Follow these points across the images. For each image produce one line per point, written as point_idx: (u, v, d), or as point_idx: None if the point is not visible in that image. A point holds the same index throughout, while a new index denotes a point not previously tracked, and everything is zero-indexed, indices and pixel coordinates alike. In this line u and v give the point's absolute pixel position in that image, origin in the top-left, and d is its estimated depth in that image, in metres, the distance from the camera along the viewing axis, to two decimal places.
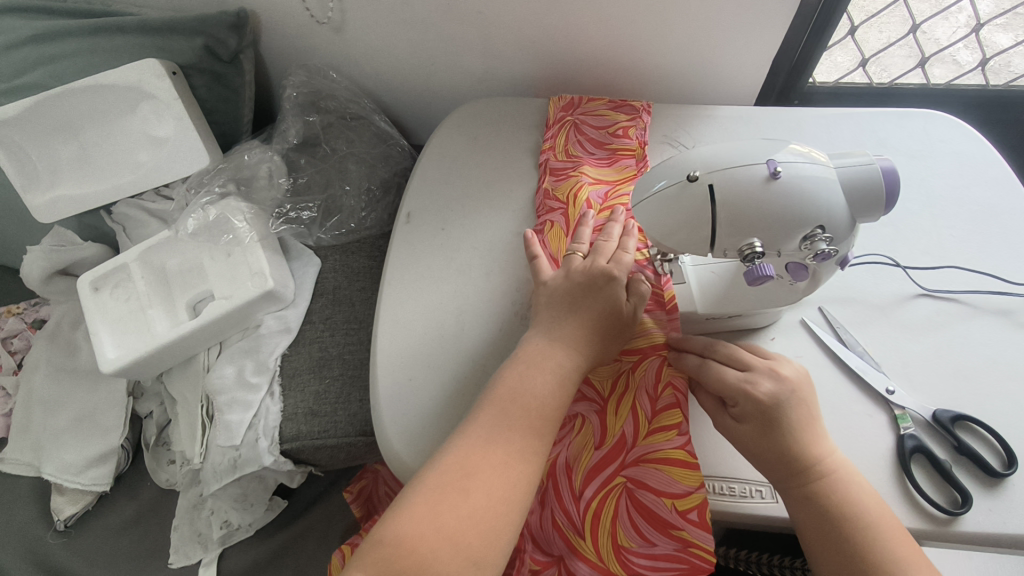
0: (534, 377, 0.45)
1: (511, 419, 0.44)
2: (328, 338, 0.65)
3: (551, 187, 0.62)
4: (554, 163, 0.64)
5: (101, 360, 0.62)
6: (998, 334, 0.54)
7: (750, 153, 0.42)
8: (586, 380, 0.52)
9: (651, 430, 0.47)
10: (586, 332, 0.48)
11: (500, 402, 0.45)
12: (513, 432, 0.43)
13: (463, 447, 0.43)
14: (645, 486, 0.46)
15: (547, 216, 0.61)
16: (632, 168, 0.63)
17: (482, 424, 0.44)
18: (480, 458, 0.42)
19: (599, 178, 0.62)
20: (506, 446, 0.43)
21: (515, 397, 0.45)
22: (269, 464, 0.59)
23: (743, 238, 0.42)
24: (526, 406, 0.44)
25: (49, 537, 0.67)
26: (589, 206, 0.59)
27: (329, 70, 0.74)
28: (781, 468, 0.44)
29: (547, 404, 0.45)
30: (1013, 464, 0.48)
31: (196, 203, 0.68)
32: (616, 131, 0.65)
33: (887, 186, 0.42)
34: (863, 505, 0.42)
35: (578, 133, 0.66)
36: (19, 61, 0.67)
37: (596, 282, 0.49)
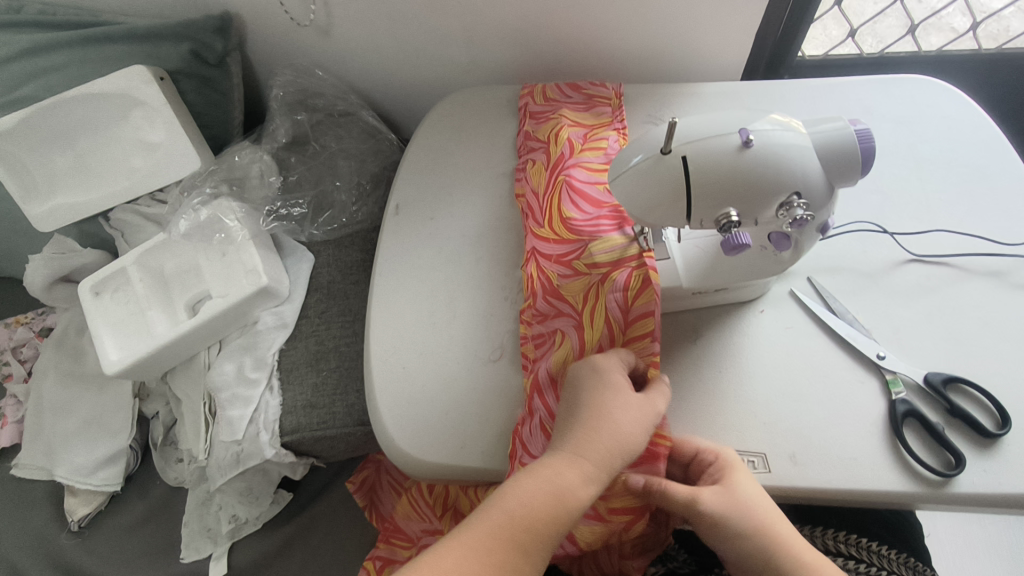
0: (527, 494, 0.42)
1: (496, 543, 0.40)
2: (324, 331, 0.65)
3: (531, 129, 0.66)
4: (533, 107, 0.68)
5: (104, 362, 0.63)
6: (990, 297, 0.54)
7: (722, 123, 0.42)
8: (558, 296, 0.55)
9: (630, 340, 0.50)
10: (597, 458, 0.43)
11: (487, 517, 0.41)
12: (498, 549, 0.40)
13: (438, 557, 0.40)
14: None
15: (530, 155, 0.64)
16: (609, 114, 0.65)
17: (467, 536, 0.41)
18: (443, 565, 0.40)
19: (578, 121, 0.64)
20: (484, 565, 0.40)
21: (507, 520, 0.41)
22: (270, 456, 0.60)
23: (719, 208, 0.42)
24: (514, 525, 0.41)
25: (64, 537, 0.69)
26: (569, 144, 0.61)
27: (315, 68, 0.74)
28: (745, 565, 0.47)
29: (535, 521, 0.41)
30: (1007, 424, 0.48)
31: (187, 204, 0.68)
32: (592, 82, 0.69)
33: (861, 150, 0.42)
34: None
35: (556, 84, 0.70)
36: (12, 75, 0.69)
37: (613, 391, 0.45)
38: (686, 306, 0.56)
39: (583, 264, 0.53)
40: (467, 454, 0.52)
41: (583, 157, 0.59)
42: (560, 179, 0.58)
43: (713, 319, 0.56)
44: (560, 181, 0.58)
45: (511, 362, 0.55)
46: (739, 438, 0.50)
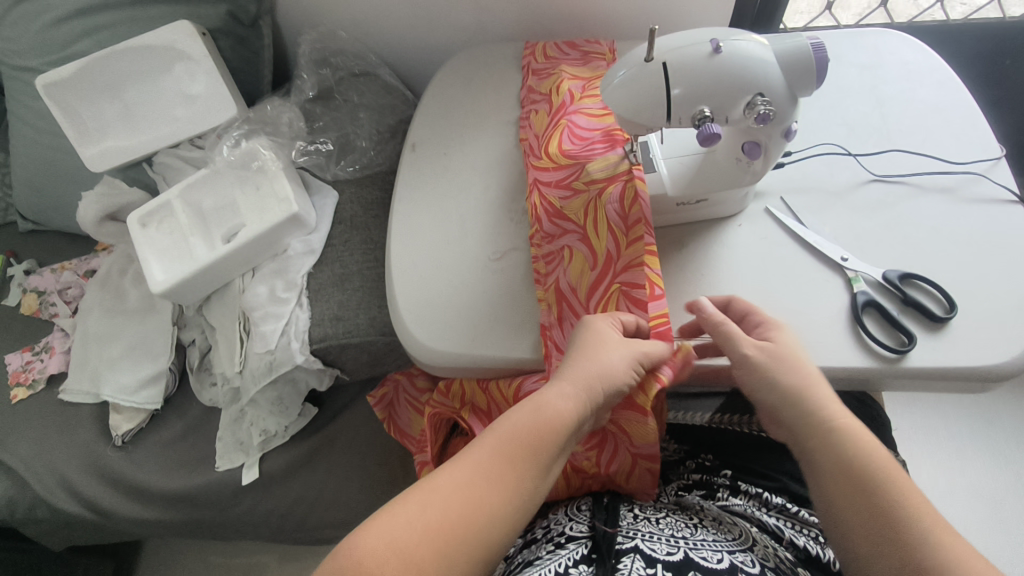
0: (525, 413, 0.44)
1: (494, 460, 0.42)
2: (348, 257, 0.72)
3: (535, 83, 0.73)
4: (535, 65, 0.75)
5: (152, 282, 0.70)
6: (943, 208, 0.61)
7: (696, 36, 0.49)
8: (563, 216, 0.61)
9: (629, 242, 0.55)
10: (583, 383, 0.46)
11: (487, 437, 0.44)
12: (494, 466, 0.42)
13: (439, 473, 0.42)
14: (635, 286, 0.53)
15: (532, 106, 0.71)
16: (603, 68, 0.73)
17: (466, 455, 0.43)
18: (440, 479, 0.41)
19: (577, 75, 0.71)
20: (483, 480, 0.41)
21: (506, 437, 0.43)
22: (301, 362, 0.67)
23: (694, 107, 0.49)
24: (514, 440, 0.43)
25: (108, 450, 0.76)
26: (569, 94, 0.68)
27: (338, 30, 0.82)
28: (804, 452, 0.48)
29: (530, 434, 0.43)
30: (954, 309, 0.55)
31: (228, 134, 0.78)
32: (588, 41, 0.76)
33: (817, 59, 0.49)
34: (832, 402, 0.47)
35: (554, 43, 0.77)
36: (68, 34, 0.77)
37: (594, 334, 0.49)
38: (671, 222, 0.63)
39: (582, 182, 0.60)
40: (478, 344, 0.58)
41: (583, 104, 0.67)
42: (562, 121, 0.65)
43: (697, 232, 0.63)
44: (562, 123, 0.65)
45: (515, 270, 0.62)
46: None
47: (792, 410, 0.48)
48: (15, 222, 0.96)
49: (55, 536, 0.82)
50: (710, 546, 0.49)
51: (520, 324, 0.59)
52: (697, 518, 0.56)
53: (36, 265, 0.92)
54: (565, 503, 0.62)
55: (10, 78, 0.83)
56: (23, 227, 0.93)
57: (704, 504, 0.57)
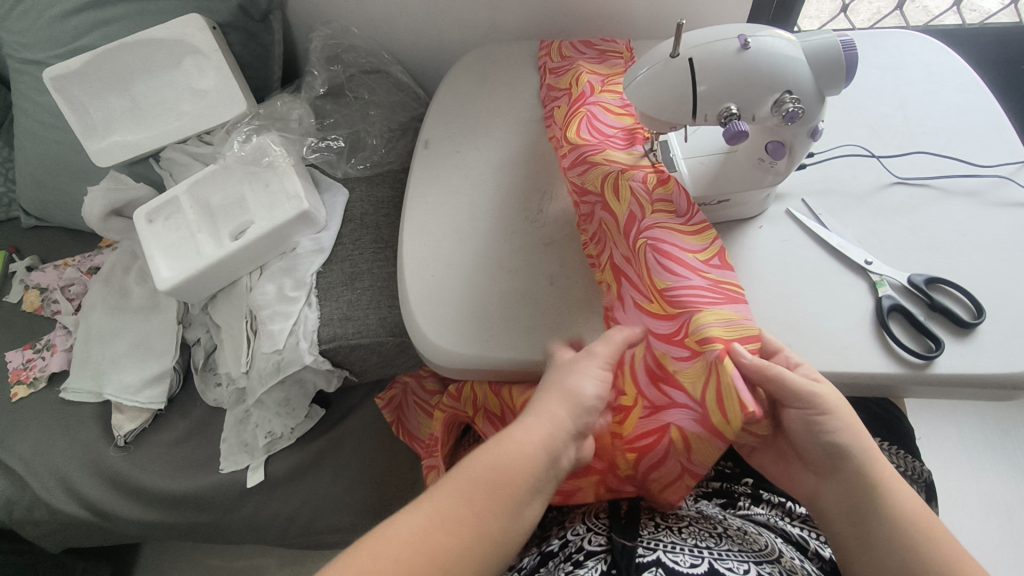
0: (492, 458, 0.43)
1: (456, 506, 0.41)
2: (358, 256, 0.71)
3: (553, 82, 0.72)
4: (551, 64, 0.74)
5: (158, 279, 0.69)
6: (968, 212, 0.59)
7: (723, 31, 0.48)
8: (585, 190, 0.60)
9: (653, 207, 0.54)
10: (555, 417, 0.45)
11: (454, 482, 0.43)
12: (470, 514, 0.41)
13: (398, 519, 0.41)
14: (666, 241, 0.52)
15: (554, 104, 0.70)
16: (621, 66, 0.72)
17: (431, 500, 0.42)
18: (399, 528, 0.40)
19: (596, 71, 0.70)
20: (443, 529, 0.40)
21: (473, 482, 0.42)
22: (309, 363, 0.66)
23: (721, 104, 0.48)
24: (482, 486, 0.42)
25: (110, 450, 0.74)
26: (589, 86, 0.67)
27: (350, 26, 0.81)
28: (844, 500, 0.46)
29: (496, 478, 0.42)
30: (982, 314, 0.53)
31: (238, 129, 0.76)
32: (605, 40, 0.75)
33: (847, 57, 0.48)
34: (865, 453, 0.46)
35: (569, 43, 0.76)
36: (76, 27, 0.76)
37: (565, 365, 0.49)
38: None
39: (601, 158, 0.60)
40: (493, 345, 0.57)
41: (603, 97, 0.67)
42: (581, 110, 0.65)
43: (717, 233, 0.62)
44: (581, 112, 0.65)
45: (530, 271, 0.60)
46: None
47: (841, 457, 0.46)
48: (16, 218, 0.95)
49: (52, 539, 0.80)
50: (736, 555, 0.48)
51: (537, 325, 0.57)
52: (721, 527, 0.54)
53: (38, 261, 0.90)
54: (581, 513, 0.59)
55: (16, 71, 0.81)
56: (26, 222, 0.92)
57: (724, 515, 0.56)
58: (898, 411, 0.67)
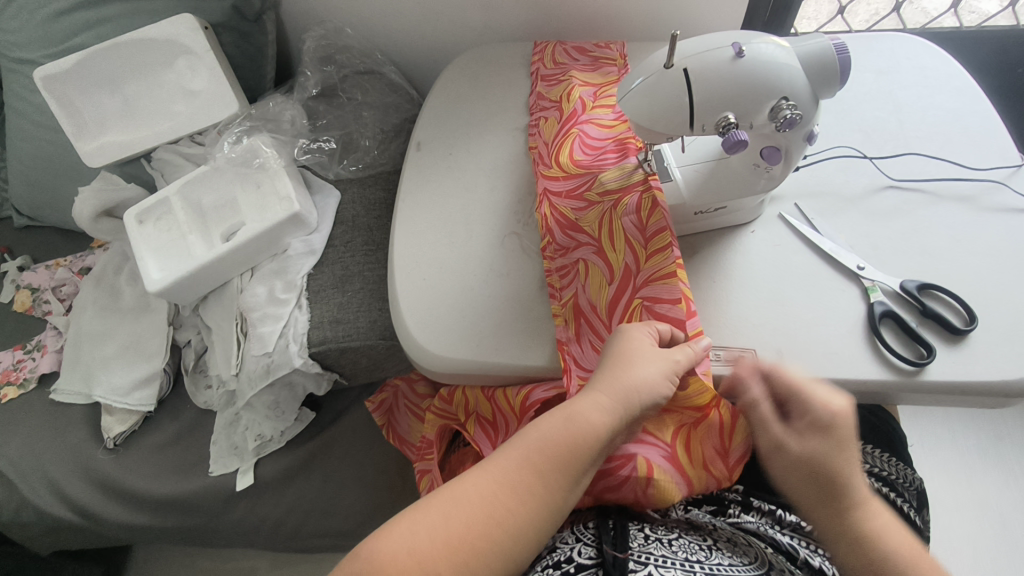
0: (553, 431, 0.46)
1: (522, 465, 0.45)
2: (349, 258, 0.70)
3: (543, 90, 0.72)
4: (544, 71, 0.74)
5: (148, 280, 0.68)
6: (961, 217, 0.59)
7: (717, 40, 0.47)
8: (577, 228, 0.60)
9: (650, 254, 0.54)
10: (616, 396, 0.47)
11: (515, 448, 0.47)
12: (528, 483, 0.45)
13: (462, 479, 0.46)
14: (659, 300, 0.52)
15: (542, 113, 0.70)
16: (615, 73, 0.72)
17: (494, 463, 0.46)
18: (472, 480, 0.45)
19: (588, 81, 0.71)
20: (508, 485, 0.45)
21: (535, 453, 0.46)
22: (299, 366, 0.65)
23: (719, 113, 0.47)
24: (541, 456, 0.46)
25: (99, 453, 0.74)
26: (581, 102, 0.67)
27: (344, 27, 0.80)
28: (818, 475, 0.47)
29: (554, 454, 0.45)
30: (974, 321, 0.53)
31: (229, 130, 0.76)
32: (599, 45, 0.75)
33: (839, 61, 0.48)
34: (855, 469, 0.47)
35: (562, 46, 0.76)
36: (69, 26, 0.76)
37: (630, 346, 0.49)
38: (688, 230, 0.61)
39: (596, 193, 0.60)
40: (483, 349, 0.57)
41: (595, 113, 0.67)
42: (572, 130, 0.65)
43: (710, 238, 0.61)
44: (572, 132, 0.65)
45: (520, 276, 0.60)
46: (733, 333, 0.55)
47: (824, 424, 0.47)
48: (9, 218, 0.94)
49: (41, 541, 0.80)
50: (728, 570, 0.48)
51: (526, 330, 0.57)
52: (711, 538, 0.54)
53: (30, 261, 0.90)
54: (570, 521, 0.58)
55: (9, 70, 0.81)
56: (18, 222, 0.92)
57: (716, 524, 0.55)
58: (889, 416, 0.67)
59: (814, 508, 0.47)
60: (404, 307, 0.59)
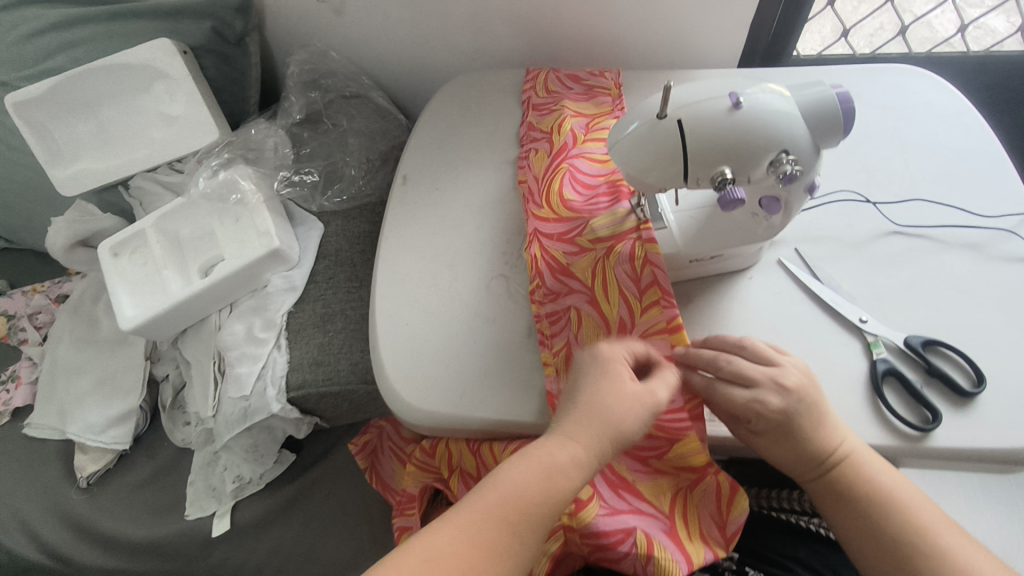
0: (527, 473, 0.43)
1: (491, 521, 0.41)
2: (330, 296, 0.68)
3: (535, 120, 0.69)
4: (536, 99, 0.71)
5: (121, 318, 0.65)
6: (969, 266, 0.56)
7: (713, 88, 0.44)
8: (568, 274, 0.57)
9: (644, 308, 0.52)
10: (586, 425, 0.44)
11: (485, 492, 0.43)
12: (504, 527, 0.41)
13: (434, 531, 0.41)
14: (655, 356, 0.51)
15: (532, 145, 0.67)
16: (609, 104, 0.69)
17: (465, 511, 0.42)
18: (445, 534, 0.41)
19: (580, 111, 0.68)
20: (476, 543, 0.41)
21: (506, 496, 0.42)
22: (276, 411, 0.63)
23: (714, 167, 0.44)
24: (515, 500, 0.42)
25: (73, 492, 0.71)
26: (572, 134, 0.64)
27: (328, 49, 0.78)
28: (805, 467, 0.47)
29: (531, 496, 0.42)
30: (982, 383, 0.50)
31: (205, 167, 0.72)
32: (593, 72, 0.73)
33: (843, 111, 0.45)
34: (837, 427, 0.47)
35: (555, 74, 0.73)
36: (42, 48, 0.72)
37: (602, 373, 0.46)
38: (683, 276, 0.58)
39: (587, 240, 0.57)
40: (465, 402, 0.54)
41: (586, 147, 0.63)
42: (562, 165, 0.62)
43: (706, 285, 0.58)
44: (562, 168, 0.62)
45: (507, 323, 0.58)
46: None
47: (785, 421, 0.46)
48: None
49: None
50: None
51: (512, 384, 0.54)
52: None
53: (7, 286, 0.87)
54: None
55: None
56: None
57: None
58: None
59: (814, 485, 0.47)
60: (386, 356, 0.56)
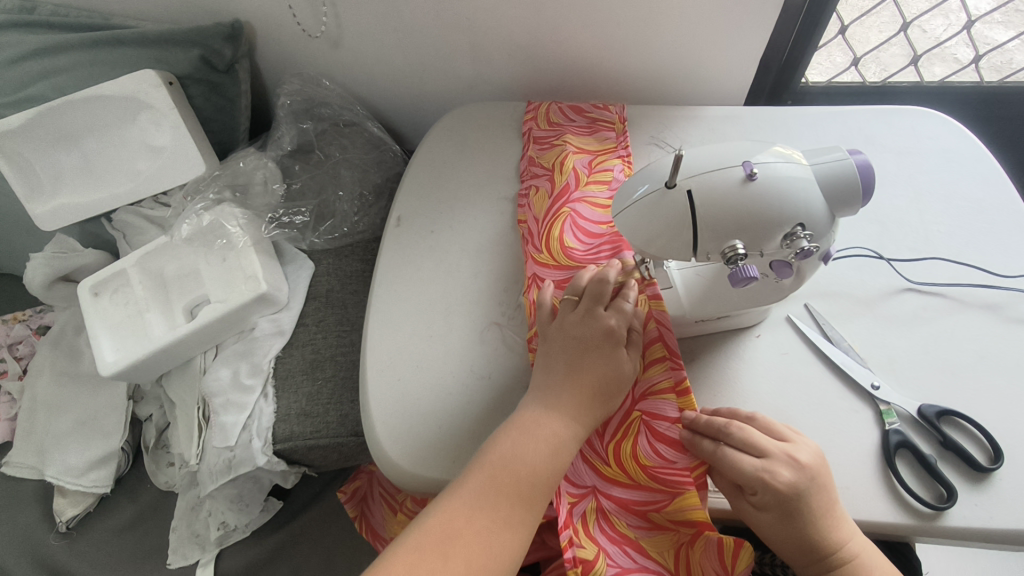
0: (528, 447, 0.46)
1: (496, 491, 0.45)
2: (320, 340, 0.65)
3: (536, 154, 0.66)
4: (538, 132, 0.68)
5: (100, 364, 0.63)
6: (986, 329, 0.54)
7: (725, 156, 0.42)
8: None
9: (647, 364, 0.51)
10: (580, 396, 0.48)
11: (489, 467, 0.46)
12: (510, 500, 0.45)
13: (449, 509, 0.44)
14: (659, 416, 0.48)
15: (532, 181, 0.64)
16: (612, 139, 0.66)
17: (471, 489, 0.45)
18: (459, 510, 0.44)
19: (583, 146, 0.65)
20: (491, 515, 0.44)
21: (507, 466, 0.45)
22: (262, 463, 0.60)
23: (725, 241, 0.42)
24: (516, 475, 0.45)
25: (51, 537, 0.69)
26: (575, 173, 0.62)
27: (322, 78, 0.75)
28: (803, 551, 0.44)
29: (538, 473, 0.45)
30: (1000, 458, 0.48)
31: (190, 208, 0.69)
32: (596, 105, 0.70)
33: (862, 180, 0.43)
34: (842, 521, 0.44)
35: (557, 106, 0.70)
36: (23, 74, 0.69)
37: (596, 345, 0.49)
38: (686, 335, 0.56)
39: None
40: (457, 470, 0.51)
41: (589, 190, 0.61)
42: (564, 209, 0.59)
43: (713, 345, 0.56)
44: (564, 211, 0.59)
45: (503, 380, 0.55)
46: None
47: (793, 499, 0.44)
48: None
49: None
50: None
51: None
52: None
53: None
54: None
55: None
56: None
57: None
58: (913, 553, 0.54)
59: (804, 566, 0.45)
60: (376, 416, 0.53)
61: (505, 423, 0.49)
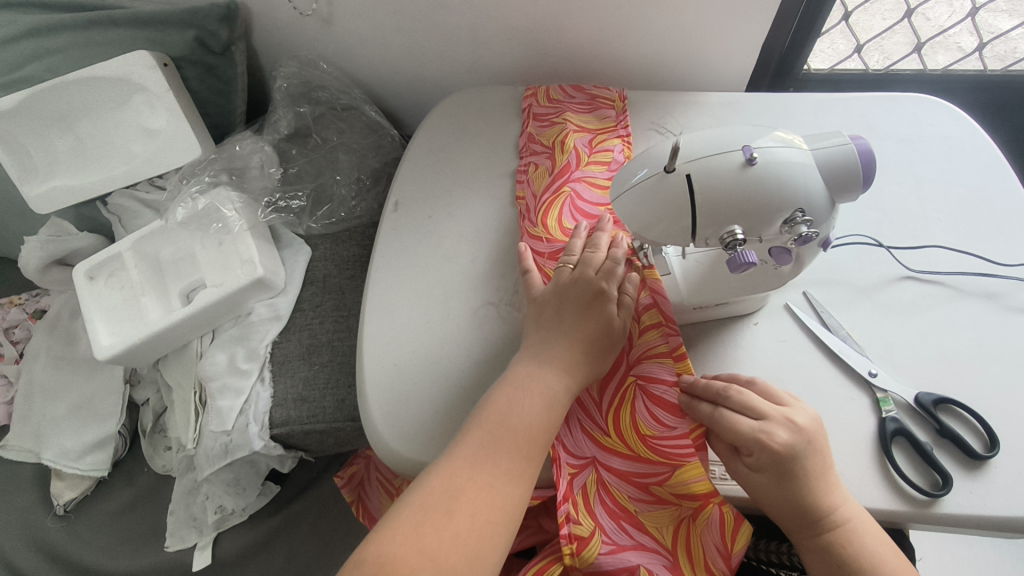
0: (522, 401, 0.46)
1: (495, 445, 0.45)
2: (316, 325, 0.65)
3: (536, 132, 0.66)
4: (537, 109, 0.68)
5: (95, 347, 0.63)
6: (985, 318, 0.54)
7: (725, 140, 0.41)
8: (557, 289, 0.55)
9: (642, 330, 0.51)
10: (570, 351, 0.48)
11: (487, 423, 0.46)
12: (509, 455, 0.44)
13: (450, 467, 0.44)
14: (655, 380, 0.49)
15: (532, 158, 0.64)
16: (612, 118, 0.66)
17: (469, 445, 0.45)
18: (461, 469, 0.44)
19: (582, 126, 0.64)
20: (491, 469, 0.44)
21: (505, 423, 0.45)
22: (258, 448, 0.60)
23: (724, 226, 0.42)
24: (513, 429, 0.45)
25: (49, 520, 0.69)
26: (576, 153, 0.61)
27: (319, 60, 0.74)
28: (797, 517, 0.44)
29: (533, 427, 0.45)
30: (995, 447, 0.48)
31: (185, 192, 0.69)
32: (597, 88, 0.69)
33: (863, 166, 0.42)
34: (836, 486, 0.44)
35: (557, 89, 0.70)
36: (16, 55, 0.68)
37: (587, 302, 0.50)
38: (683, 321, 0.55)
39: None
40: None
41: (589, 170, 0.61)
42: (563, 188, 0.59)
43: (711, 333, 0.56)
44: (563, 191, 0.59)
45: (500, 366, 0.55)
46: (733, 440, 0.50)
47: (789, 460, 0.43)
48: None
49: None
50: None
51: None
52: None
53: None
54: None
55: None
56: None
57: None
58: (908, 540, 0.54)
59: (798, 534, 0.45)
60: (371, 399, 0.53)
61: (499, 381, 0.49)
